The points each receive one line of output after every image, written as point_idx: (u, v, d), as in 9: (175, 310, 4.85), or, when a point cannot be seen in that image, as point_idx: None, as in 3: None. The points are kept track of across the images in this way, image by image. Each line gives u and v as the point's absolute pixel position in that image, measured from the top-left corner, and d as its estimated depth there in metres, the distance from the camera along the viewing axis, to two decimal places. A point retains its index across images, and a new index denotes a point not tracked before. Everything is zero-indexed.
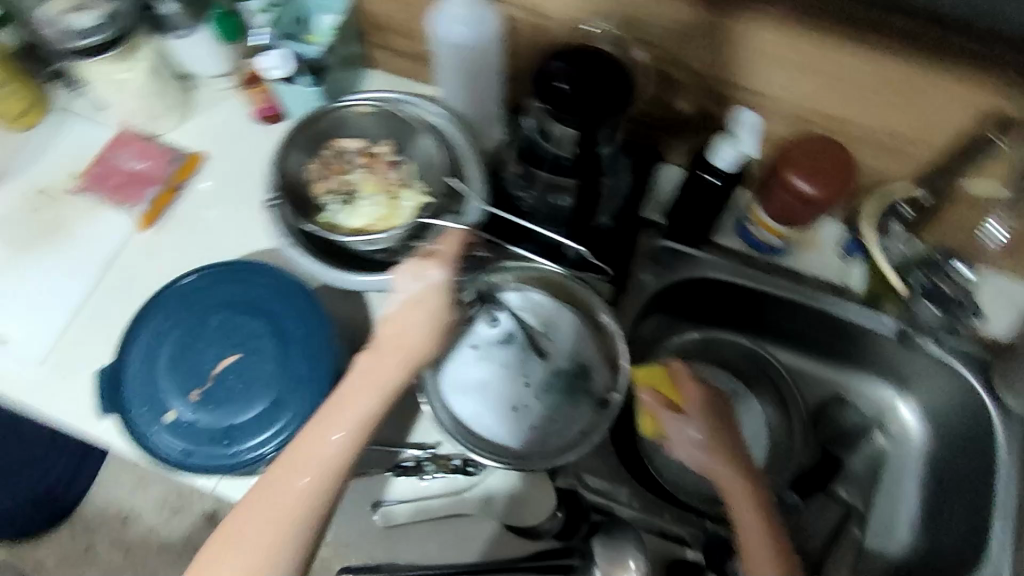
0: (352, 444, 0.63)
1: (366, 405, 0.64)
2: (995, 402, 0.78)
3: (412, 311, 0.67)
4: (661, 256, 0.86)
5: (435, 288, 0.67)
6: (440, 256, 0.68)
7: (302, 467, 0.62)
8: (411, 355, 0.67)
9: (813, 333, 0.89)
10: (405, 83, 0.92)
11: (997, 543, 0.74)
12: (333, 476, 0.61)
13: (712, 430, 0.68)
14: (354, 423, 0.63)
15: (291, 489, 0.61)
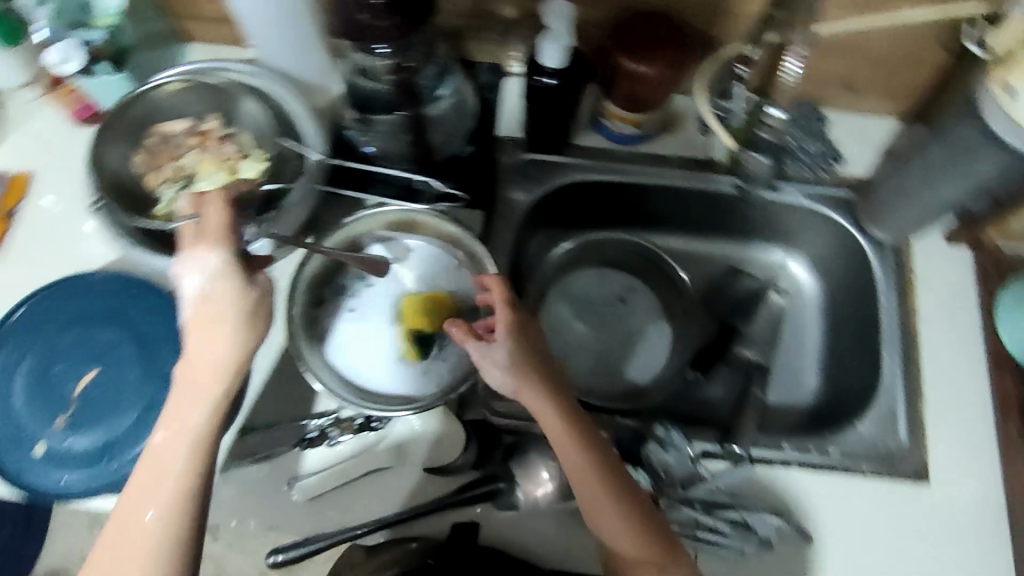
0: (193, 465, 0.57)
1: (193, 421, 0.58)
2: (868, 240, 0.84)
3: (204, 304, 0.59)
4: (530, 171, 0.85)
5: (223, 274, 0.59)
6: (219, 236, 0.61)
7: (143, 509, 0.55)
8: (227, 352, 0.59)
9: (693, 213, 0.90)
10: (225, 51, 0.87)
11: (888, 367, 0.79)
12: (183, 501, 0.56)
13: (521, 354, 0.66)
14: (189, 439, 0.58)
15: (137, 538, 0.55)
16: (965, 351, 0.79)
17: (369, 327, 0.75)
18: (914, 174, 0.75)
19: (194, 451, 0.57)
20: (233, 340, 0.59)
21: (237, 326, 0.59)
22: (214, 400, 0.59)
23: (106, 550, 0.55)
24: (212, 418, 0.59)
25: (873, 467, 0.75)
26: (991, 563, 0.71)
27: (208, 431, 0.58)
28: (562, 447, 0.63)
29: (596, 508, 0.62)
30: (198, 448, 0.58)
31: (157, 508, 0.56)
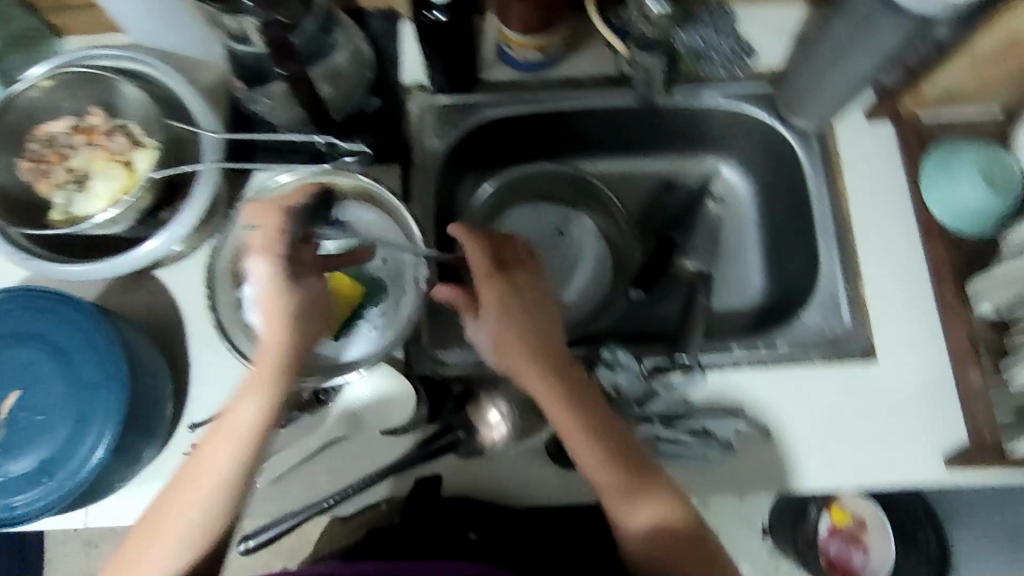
0: (236, 464, 0.58)
1: (243, 421, 0.59)
2: (791, 129, 0.83)
3: (272, 308, 0.59)
4: (442, 115, 0.82)
5: (277, 280, 0.59)
6: (268, 242, 0.59)
7: (186, 501, 0.58)
8: (283, 363, 0.60)
9: (616, 132, 0.89)
10: (102, 38, 0.82)
11: (825, 255, 0.80)
12: (222, 501, 0.58)
13: (505, 322, 0.66)
14: (240, 440, 0.59)
15: (173, 526, 0.58)
16: (898, 226, 0.79)
17: (297, 295, 0.72)
18: (821, 58, 0.72)
19: (241, 451, 0.59)
20: (289, 342, 0.60)
21: (290, 331, 0.60)
22: (265, 402, 0.59)
23: (147, 536, 0.59)
24: (259, 420, 0.59)
25: (822, 355, 0.76)
26: (944, 424, 0.73)
27: (259, 431, 0.59)
28: (545, 397, 0.64)
29: (576, 448, 0.63)
30: (244, 449, 0.59)
31: (198, 503, 0.58)
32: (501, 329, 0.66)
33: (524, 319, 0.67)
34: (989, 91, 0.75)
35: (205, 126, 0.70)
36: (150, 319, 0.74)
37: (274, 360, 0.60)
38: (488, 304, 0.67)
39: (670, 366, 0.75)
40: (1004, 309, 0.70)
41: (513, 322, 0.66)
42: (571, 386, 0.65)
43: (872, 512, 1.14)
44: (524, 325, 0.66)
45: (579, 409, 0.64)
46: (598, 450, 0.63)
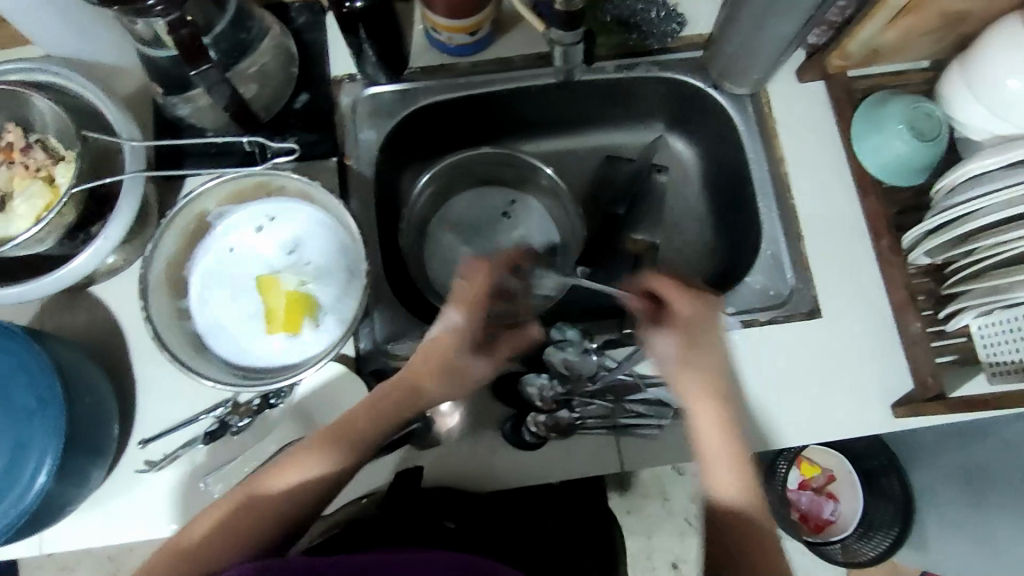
0: (337, 468, 0.60)
1: (361, 432, 0.62)
2: (725, 95, 0.83)
3: (432, 359, 0.63)
4: (376, 105, 0.81)
5: (461, 337, 0.64)
6: (467, 300, 0.64)
7: (278, 488, 0.58)
8: (426, 401, 0.64)
9: (554, 110, 0.89)
10: (13, 51, 0.79)
11: (767, 217, 0.81)
12: (314, 496, 0.58)
13: (693, 341, 0.61)
14: (345, 448, 0.61)
15: (256, 507, 0.57)
16: (834, 183, 0.81)
17: (249, 304, 0.71)
18: (746, 24, 0.72)
19: (344, 458, 0.60)
20: (440, 388, 0.64)
21: (440, 377, 0.64)
22: (387, 419, 0.62)
23: (226, 506, 0.57)
24: (375, 430, 0.62)
25: (769, 315, 0.77)
26: (889, 373, 0.76)
27: (370, 442, 0.62)
28: (696, 398, 0.61)
29: (709, 463, 0.60)
30: (347, 462, 0.60)
31: (291, 493, 0.58)
32: (697, 349, 0.61)
33: (707, 341, 0.61)
34: (911, 46, 0.76)
35: (123, 135, 0.67)
36: (90, 338, 0.72)
37: (413, 394, 0.63)
38: (685, 316, 0.61)
39: (621, 340, 0.76)
40: (938, 258, 0.72)
41: (702, 341, 0.61)
42: (727, 413, 0.61)
43: (844, 468, 1.20)
44: (711, 358, 0.61)
45: (728, 429, 0.60)
46: (728, 457, 0.59)
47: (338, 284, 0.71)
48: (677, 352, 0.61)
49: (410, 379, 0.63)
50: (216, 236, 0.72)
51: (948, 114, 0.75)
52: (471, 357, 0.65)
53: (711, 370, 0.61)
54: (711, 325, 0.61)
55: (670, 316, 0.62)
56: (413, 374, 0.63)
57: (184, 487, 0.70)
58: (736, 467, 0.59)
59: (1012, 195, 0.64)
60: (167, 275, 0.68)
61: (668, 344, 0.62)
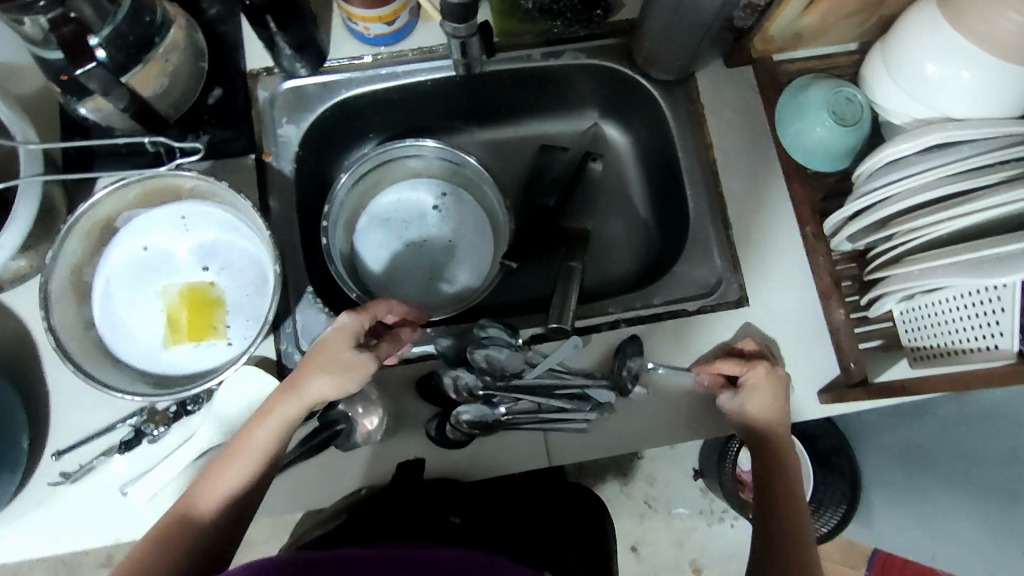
0: (250, 478, 0.59)
1: (261, 440, 0.59)
2: (652, 81, 0.83)
3: (317, 358, 0.60)
4: (295, 99, 0.78)
5: (344, 338, 0.61)
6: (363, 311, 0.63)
7: (229, 466, 0.59)
8: (316, 396, 0.59)
9: (485, 98, 0.87)
10: None
11: (696, 205, 0.81)
12: (261, 463, 0.59)
13: (762, 407, 0.70)
14: (252, 459, 0.59)
15: (217, 489, 0.58)
16: (764, 169, 0.80)
17: (150, 313, 0.69)
18: (665, 8, 0.71)
19: (254, 468, 0.59)
20: (328, 385, 0.59)
21: (325, 371, 0.59)
22: (282, 423, 0.59)
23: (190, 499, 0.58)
24: (274, 434, 0.59)
25: (696, 305, 0.77)
26: (816, 360, 0.76)
27: (272, 447, 0.59)
28: (769, 470, 0.68)
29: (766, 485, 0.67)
30: (256, 471, 0.59)
31: (243, 465, 0.59)
32: (764, 402, 0.69)
33: (777, 407, 0.70)
34: (835, 29, 0.75)
35: (17, 137, 0.65)
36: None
37: (303, 397, 0.59)
38: (756, 383, 0.70)
39: (548, 335, 0.75)
40: (859, 244, 0.72)
41: (765, 408, 0.70)
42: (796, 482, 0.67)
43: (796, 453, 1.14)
44: (776, 416, 0.70)
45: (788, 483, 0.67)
46: (788, 515, 0.64)
47: (248, 292, 0.71)
48: (748, 401, 0.70)
49: (301, 370, 0.60)
50: (124, 244, 0.70)
51: (871, 98, 0.75)
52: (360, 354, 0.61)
53: (778, 423, 0.70)
54: (779, 394, 0.70)
55: (746, 387, 0.70)
56: (298, 375, 0.60)
57: (103, 497, 0.69)
58: (796, 514, 0.64)
59: (923, 180, 0.64)
60: (72, 284, 0.66)
61: (740, 401, 0.70)
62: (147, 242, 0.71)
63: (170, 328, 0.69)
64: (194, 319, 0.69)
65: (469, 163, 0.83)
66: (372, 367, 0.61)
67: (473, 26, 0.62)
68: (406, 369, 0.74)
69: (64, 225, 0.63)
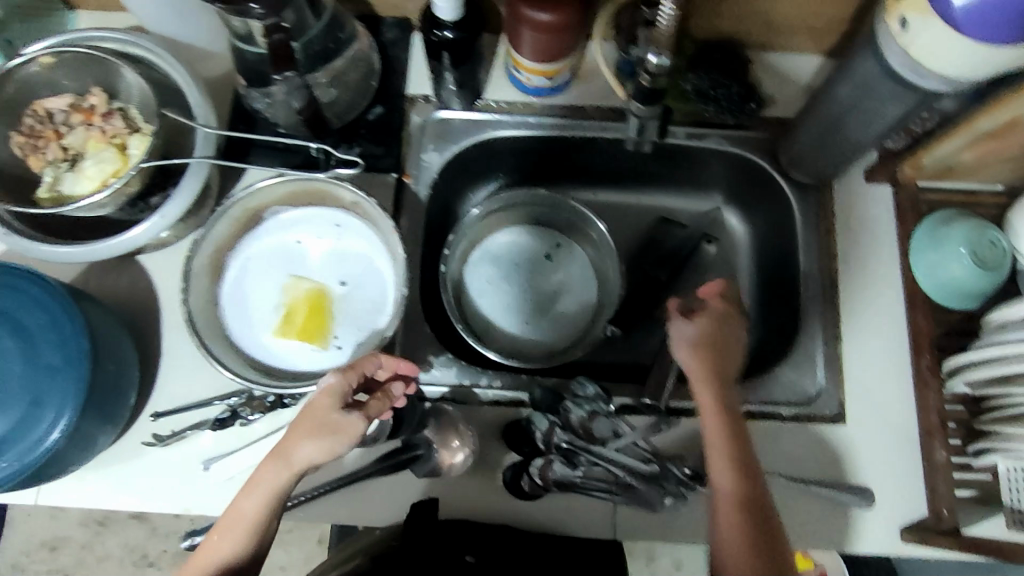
0: (247, 544, 0.58)
1: (252, 508, 0.58)
2: (788, 182, 0.83)
3: (300, 422, 0.59)
4: (443, 130, 0.82)
5: (325, 399, 0.59)
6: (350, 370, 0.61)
7: (225, 530, 0.59)
8: (301, 460, 0.58)
9: (618, 165, 0.89)
10: (112, 19, 0.79)
11: (807, 312, 0.80)
12: (255, 529, 0.58)
13: (710, 341, 0.63)
14: (244, 527, 0.58)
15: (215, 551, 0.58)
16: (883, 290, 0.80)
17: (273, 300, 0.72)
18: (827, 119, 0.72)
19: (248, 536, 0.58)
20: (314, 448, 0.57)
21: (309, 437, 0.58)
22: (270, 492, 0.58)
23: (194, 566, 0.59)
24: (263, 504, 0.58)
25: (791, 411, 0.76)
26: (903, 496, 0.74)
27: (264, 514, 0.59)
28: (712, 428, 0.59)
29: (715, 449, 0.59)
30: (250, 534, 0.59)
31: (238, 531, 0.58)
32: (713, 335, 0.63)
33: (720, 344, 0.63)
34: (989, 168, 0.75)
35: (199, 120, 0.69)
36: (125, 303, 0.75)
37: (289, 463, 0.58)
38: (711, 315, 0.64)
39: (638, 409, 0.76)
40: (977, 391, 0.69)
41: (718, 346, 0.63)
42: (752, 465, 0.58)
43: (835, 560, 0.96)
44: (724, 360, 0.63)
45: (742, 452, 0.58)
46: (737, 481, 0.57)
47: (366, 307, 0.72)
48: (700, 331, 0.63)
49: (284, 435, 0.59)
50: (262, 234, 0.74)
51: (1014, 245, 0.74)
52: (344, 416, 0.58)
53: (723, 369, 0.62)
54: (729, 335, 0.64)
55: (704, 315, 0.64)
56: (285, 442, 0.59)
57: (188, 467, 0.71)
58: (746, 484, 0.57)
59: None
60: (211, 262, 0.70)
61: (693, 330, 0.63)
62: (294, 237, 0.74)
63: (284, 321, 0.71)
64: (307, 323, 0.71)
65: (596, 227, 0.85)
66: (360, 426, 0.58)
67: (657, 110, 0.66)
68: (495, 410, 0.75)
69: (223, 205, 0.68)
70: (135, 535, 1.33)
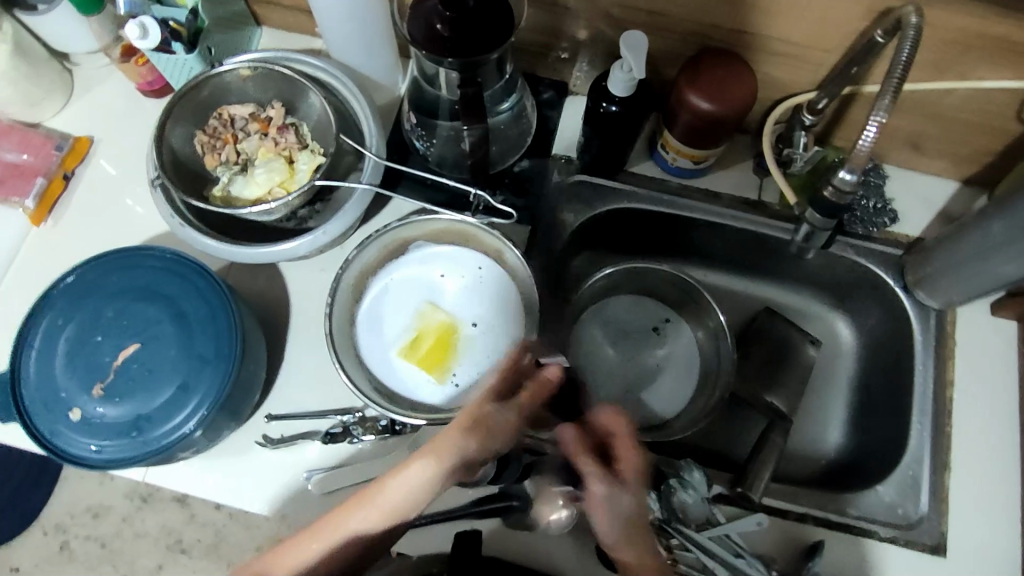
0: (375, 532, 0.58)
1: (395, 497, 0.58)
2: (914, 302, 0.82)
3: (465, 420, 0.60)
4: (582, 192, 0.84)
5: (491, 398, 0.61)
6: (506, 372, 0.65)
7: (360, 513, 0.58)
8: (458, 458, 0.59)
9: (737, 253, 0.90)
10: (298, 39, 0.87)
11: (917, 436, 0.78)
12: (393, 520, 0.58)
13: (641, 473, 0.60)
14: (383, 512, 0.58)
15: (346, 533, 0.58)
16: (997, 427, 0.78)
17: (405, 321, 0.75)
18: (969, 249, 0.73)
19: (382, 522, 0.58)
20: (475, 446, 0.59)
21: (472, 432, 0.59)
22: (422, 485, 0.59)
23: (305, 543, 0.58)
24: (410, 495, 0.58)
25: (886, 531, 0.74)
26: None
27: (405, 508, 0.58)
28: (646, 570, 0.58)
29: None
30: (382, 523, 0.58)
31: (372, 516, 0.58)
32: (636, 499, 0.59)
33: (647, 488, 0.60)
34: None
35: (372, 149, 0.74)
36: (260, 303, 0.78)
37: (446, 458, 0.58)
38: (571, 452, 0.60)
39: (733, 500, 0.75)
40: None
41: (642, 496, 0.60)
42: None
43: None
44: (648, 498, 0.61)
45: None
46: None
47: (491, 354, 0.74)
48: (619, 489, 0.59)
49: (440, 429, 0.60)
50: (402, 262, 0.77)
51: None
52: (506, 413, 0.61)
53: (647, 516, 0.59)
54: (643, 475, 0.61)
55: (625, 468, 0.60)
56: (442, 436, 0.60)
57: (290, 474, 0.73)
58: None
59: None
60: (355, 281, 0.74)
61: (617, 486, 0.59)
62: (440, 269, 0.77)
63: (408, 345, 0.74)
64: (432, 353, 0.73)
65: (714, 316, 0.85)
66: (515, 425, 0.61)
67: (835, 222, 0.73)
68: None
69: (394, 224, 0.73)
70: None
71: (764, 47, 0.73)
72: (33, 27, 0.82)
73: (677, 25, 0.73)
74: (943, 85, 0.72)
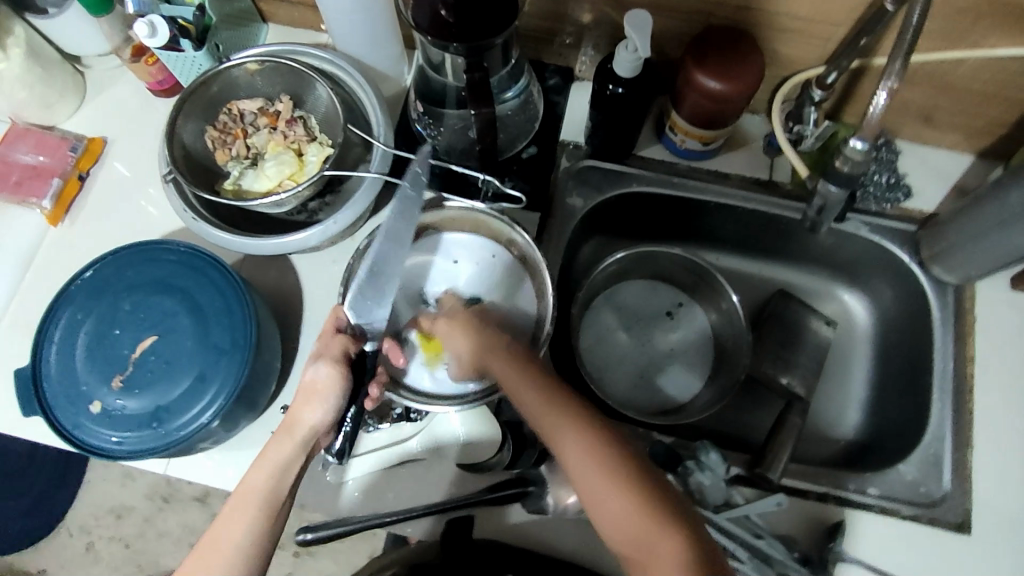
0: (258, 521, 0.55)
1: (264, 477, 0.57)
2: (929, 277, 0.81)
3: (303, 394, 0.60)
4: (590, 177, 0.84)
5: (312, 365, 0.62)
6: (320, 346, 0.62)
7: (237, 506, 0.56)
8: (304, 425, 0.59)
9: (747, 235, 0.89)
10: (303, 35, 0.88)
11: (937, 413, 0.77)
12: (271, 501, 0.56)
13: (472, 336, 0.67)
14: (259, 502, 0.56)
15: (229, 526, 0.55)
16: (1020, 402, 0.77)
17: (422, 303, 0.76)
18: (986, 221, 0.71)
19: (262, 509, 0.55)
20: (317, 411, 0.60)
21: (307, 404, 0.60)
22: (283, 461, 0.58)
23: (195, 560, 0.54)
24: (274, 473, 0.57)
25: (910, 510, 0.73)
26: None
27: (276, 487, 0.57)
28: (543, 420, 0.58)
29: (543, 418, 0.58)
30: (269, 506, 0.56)
31: (246, 505, 0.55)
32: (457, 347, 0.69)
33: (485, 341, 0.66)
34: None
35: (380, 138, 0.74)
36: (274, 295, 0.79)
37: (296, 431, 0.59)
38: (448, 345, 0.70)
39: (753, 481, 0.74)
40: None
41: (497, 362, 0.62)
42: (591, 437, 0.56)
43: None
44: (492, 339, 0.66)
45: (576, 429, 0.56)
46: (615, 492, 0.53)
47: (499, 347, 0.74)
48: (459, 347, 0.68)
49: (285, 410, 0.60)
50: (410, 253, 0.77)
51: None
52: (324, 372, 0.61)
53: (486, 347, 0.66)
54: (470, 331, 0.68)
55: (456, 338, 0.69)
56: (288, 418, 0.60)
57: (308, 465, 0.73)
58: (625, 492, 0.53)
59: None
60: None
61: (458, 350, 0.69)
62: (454, 258, 0.78)
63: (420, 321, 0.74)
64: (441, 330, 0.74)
65: (727, 299, 0.84)
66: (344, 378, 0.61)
67: (848, 193, 0.72)
68: None
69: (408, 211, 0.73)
70: (198, 521, 1.23)
71: (771, 23, 0.73)
72: (44, 30, 0.83)
73: (682, 5, 0.73)
74: (955, 55, 0.71)
